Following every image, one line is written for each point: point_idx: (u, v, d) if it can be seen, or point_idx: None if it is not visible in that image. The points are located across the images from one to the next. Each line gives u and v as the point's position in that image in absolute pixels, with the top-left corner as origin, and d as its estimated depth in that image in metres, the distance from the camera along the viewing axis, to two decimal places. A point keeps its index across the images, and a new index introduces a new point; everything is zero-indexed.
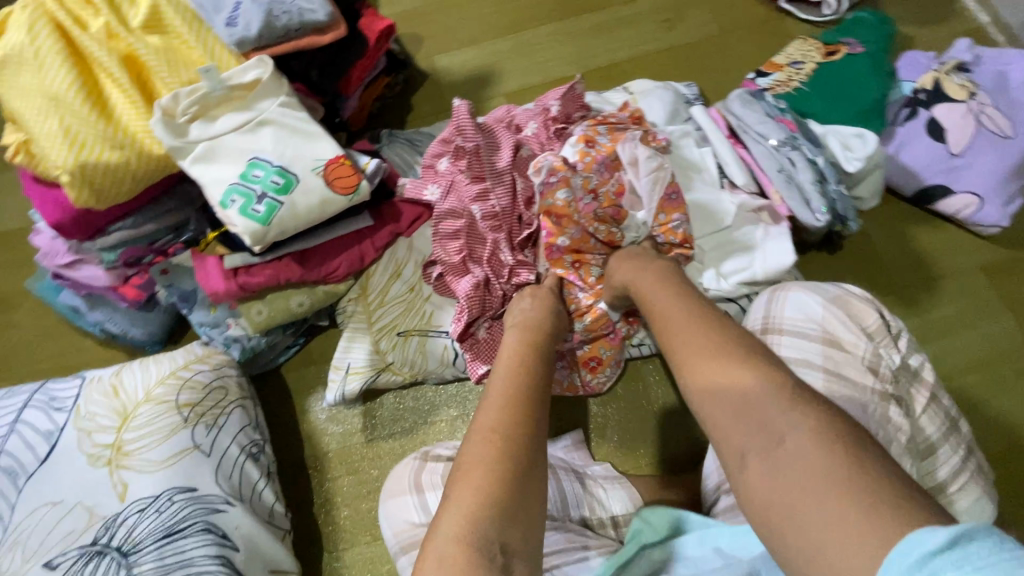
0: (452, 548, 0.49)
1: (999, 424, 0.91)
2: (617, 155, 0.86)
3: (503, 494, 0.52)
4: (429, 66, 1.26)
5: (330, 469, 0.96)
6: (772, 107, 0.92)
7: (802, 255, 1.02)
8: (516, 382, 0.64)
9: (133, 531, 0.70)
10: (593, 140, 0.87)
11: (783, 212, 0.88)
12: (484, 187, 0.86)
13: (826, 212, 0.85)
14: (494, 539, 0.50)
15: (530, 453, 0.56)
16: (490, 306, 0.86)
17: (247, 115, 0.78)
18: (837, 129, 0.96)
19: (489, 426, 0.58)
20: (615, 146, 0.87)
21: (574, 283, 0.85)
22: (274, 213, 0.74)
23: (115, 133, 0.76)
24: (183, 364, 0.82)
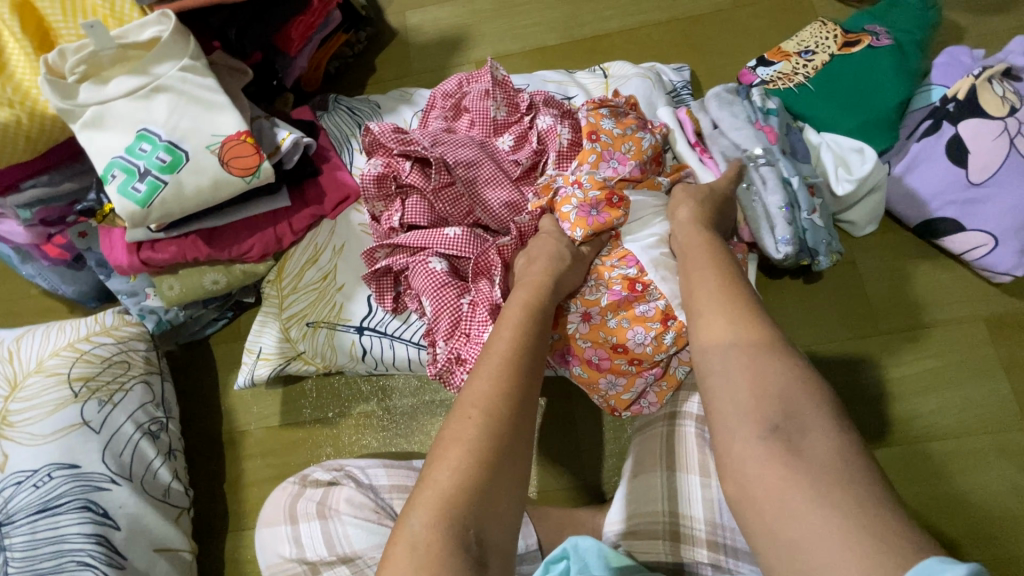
0: (426, 531, 0.46)
1: (964, 500, 0.80)
2: (630, 146, 0.74)
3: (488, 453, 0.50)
4: (398, 22, 1.13)
5: (245, 448, 0.95)
6: (754, 109, 0.80)
7: (771, 278, 0.90)
8: (515, 351, 0.58)
9: (10, 501, 0.73)
10: (596, 128, 0.74)
11: (743, 235, 0.78)
12: (448, 196, 0.78)
13: (789, 245, 0.74)
14: (472, 525, 0.47)
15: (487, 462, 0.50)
16: (463, 310, 0.72)
17: (142, 80, 0.71)
18: (837, 138, 0.82)
19: (485, 396, 0.54)
20: (626, 136, 0.75)
21: (601, 290, 0.71)
22: (157, 193, 0.69)
23: (6, 89, 0.71)
24: (85, 336, 0.82)
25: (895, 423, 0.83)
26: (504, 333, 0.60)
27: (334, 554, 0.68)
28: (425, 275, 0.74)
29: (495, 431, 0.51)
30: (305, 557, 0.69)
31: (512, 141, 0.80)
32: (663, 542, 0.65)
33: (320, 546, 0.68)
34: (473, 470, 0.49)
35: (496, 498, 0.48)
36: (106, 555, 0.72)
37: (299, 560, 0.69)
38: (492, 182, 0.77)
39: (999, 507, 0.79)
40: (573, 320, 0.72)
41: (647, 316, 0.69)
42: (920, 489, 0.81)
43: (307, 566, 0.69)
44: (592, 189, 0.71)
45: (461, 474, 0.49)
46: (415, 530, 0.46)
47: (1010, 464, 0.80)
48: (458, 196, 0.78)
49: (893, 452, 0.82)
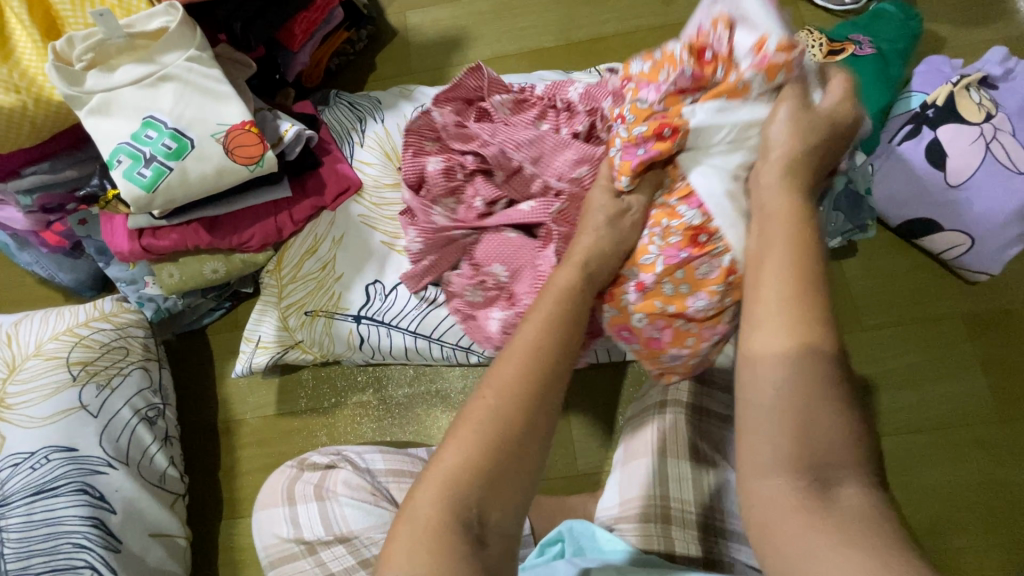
0: (428, 509, 0.44)
1: (940, 490, 0.83)
2: (670, 69, 0.60)
3: (504, 436, 0.47)
4: (399, 22, 1.16)
5: (241, 437, 0.95)
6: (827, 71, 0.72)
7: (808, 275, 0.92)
8: (547, 335, 0.52)
9: (6, 483, 0.73)
10: (626, 78, 0.65)
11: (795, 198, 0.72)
12: (517, 182, 0.75)
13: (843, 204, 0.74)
14: (473, 505, 0.45)
15: (501, 447, 0.46)
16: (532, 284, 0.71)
17: (148, 68, 0.72)
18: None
19: (507, 377, 0.49)
20: (665, 59, 0.61)
21: (654, 241, 0.62)
22: (162, 180, 0.71)
23: (13, 75, 0.72)
24: (83, 321, 0.83)
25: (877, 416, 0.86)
26: (542, 308, 0.55)
27: (331, 535, 0.69)
28: (498, 243, 0.74)
29: (510, 412, 0.47)
30: (302, 537, 0.70)
31: (539, 114, 0.76)
32: (653, 523, 0.67)
33: (317, 526, 0.70)
34: (485, 448, 0.46)
35: (512, 474, 0.46)
36: (102, 538, 0.73)
37: (296, 540, 0.70)
38: (557, 150, 0.71)
39: (973, 497, 0.82)
40: (627, 285, 0.63)
41: (706, 278, 0.59)
42: (900, 481, 0.83)
43: (304, 546, 0.70)
44: (637, 124, 0.60)
45: (470, 451, 0.46)
46: (422, 508, 0.44)
47: (984, 455, 0.83)
48: (529, 179, 0.74)
49: None
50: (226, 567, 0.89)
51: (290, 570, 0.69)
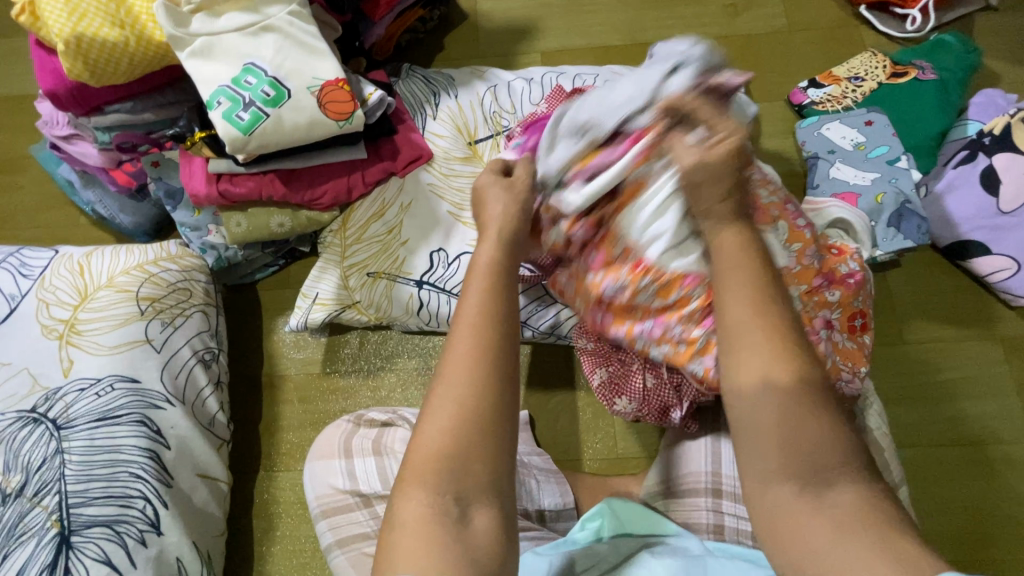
0: (416, 508, 0.43)
1: (970, 502, 0.85)
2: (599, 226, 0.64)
3: (469, 420, 0.45)
4: (470, 6, 1.18)
5: (284, 393, 0.96)
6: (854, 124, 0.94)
7: (887, 294, 0.94)
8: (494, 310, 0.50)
9: (69, 407, 0.74)
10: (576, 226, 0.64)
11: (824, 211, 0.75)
12: None
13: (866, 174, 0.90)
14: (451, 491, 0.44)
15: (479, 437, 0.45)
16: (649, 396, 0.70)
17: (252, 18, 0.74)
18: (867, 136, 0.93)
19: (463, 365, 0.47)
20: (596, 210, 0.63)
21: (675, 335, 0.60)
22: (258, 125, 0.73)
23: (119, 11, 0.74)
24: (152, 260, 0.84)
25: (912, 427, 0.88)
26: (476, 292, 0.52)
27: (387, 489, 0.71)
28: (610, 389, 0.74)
29: (472, 399, 0.46)
30: (358, 489, 0.72)
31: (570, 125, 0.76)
32: (703, 498, 0.69)
33: (373, 479, 0.72)
34: (448, 432, 0.45)
35: (484, 456, 0.45)
36: (157, 471, 0.74)
37: (352, 492, 0.72)
38: None
39: (1000, 511, 0.84)
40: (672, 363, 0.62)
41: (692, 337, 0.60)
42: (933, 492, 0.85)
43: (359, 498, 0.72)
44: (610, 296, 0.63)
45: (453, 437, 0.45)
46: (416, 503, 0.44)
47: (1014, 473, 0.86)
48: None
49: (904, 453, 0.87)
50: (261, 519, 0.90)
51: (344, 521, 0.71)
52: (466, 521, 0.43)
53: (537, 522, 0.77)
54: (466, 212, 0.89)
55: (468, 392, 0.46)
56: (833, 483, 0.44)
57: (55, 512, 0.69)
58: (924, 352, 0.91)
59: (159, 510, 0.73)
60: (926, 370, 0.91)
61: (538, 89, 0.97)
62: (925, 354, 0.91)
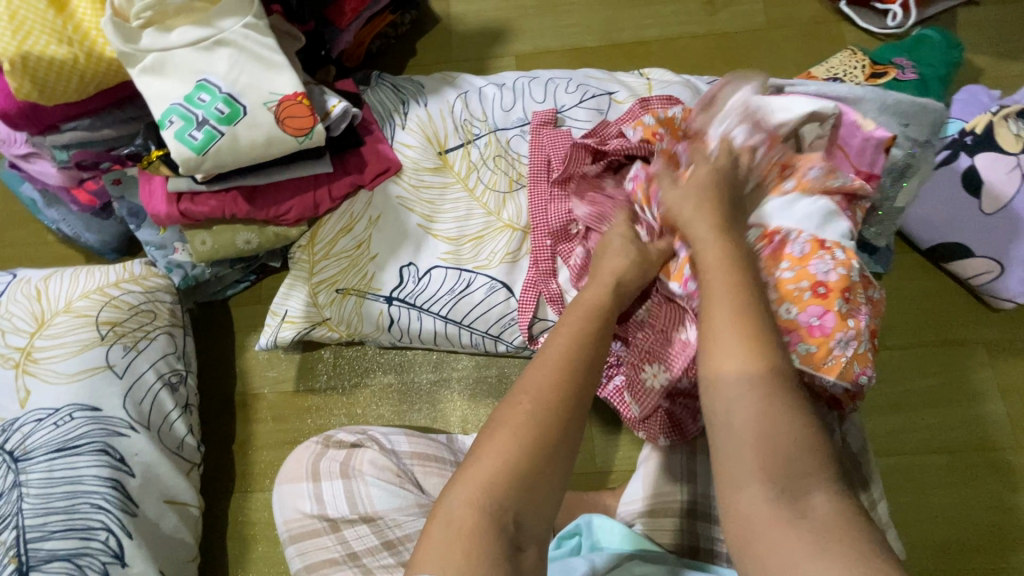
0: None
1: (953, 511, 0.83)
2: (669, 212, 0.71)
3: (538, 441, 0.45)
4: (442, 9, 1.15)
5: (258, 412, 0.94)
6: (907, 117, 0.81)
7: None
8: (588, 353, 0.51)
9: (27, 438, 0.72)
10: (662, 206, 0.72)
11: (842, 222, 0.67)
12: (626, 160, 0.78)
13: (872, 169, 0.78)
14: (504, 509, 0.43)
15: (548, 465, 0.45)
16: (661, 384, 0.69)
17: (205, 32, 0.72)
18: (897, 99, 0.77)
19: (538, 386, 0.48)
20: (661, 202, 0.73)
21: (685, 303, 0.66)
22: (213, 143, 0.71)
23: (66, 27, 0.71)
24: (113, 282, 0.82)
25: (895, 435, 0.87)
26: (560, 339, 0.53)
27: (356, 514, 0.69)
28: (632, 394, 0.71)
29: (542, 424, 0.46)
30: (326, 513, 0.70)
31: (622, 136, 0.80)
32: (680, 517, 0.69)
33: (342, 503, 0.70)
34: (518, 436, 0.45)
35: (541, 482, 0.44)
36: (120, 500, 0.72)
37: (320, 516, 0.70)
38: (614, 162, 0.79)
39: (984, 519, 0.83)
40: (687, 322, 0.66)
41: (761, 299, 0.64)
42: (915, 501, 0.84)
43: (328, 523, 0.70)
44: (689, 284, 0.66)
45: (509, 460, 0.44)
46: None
47: (998, 480, 0.84)
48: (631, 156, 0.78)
49: (886, 461, 0.86)
50: (235, 540, 0.88)
51: (312, 546, 0.69)
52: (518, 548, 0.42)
53: None
54: (437, 225, 0.87)
55: (544, 402, 0.47)
56: (790, 507, 0.42)
57: (14, 547, 0.67)
58: (904, 357, 0.90)
59: (123, 540, 0.71)
60: (909, 376, 0.89)
61: (509, 95, 0.94)
62: (907, 361, 0.89)
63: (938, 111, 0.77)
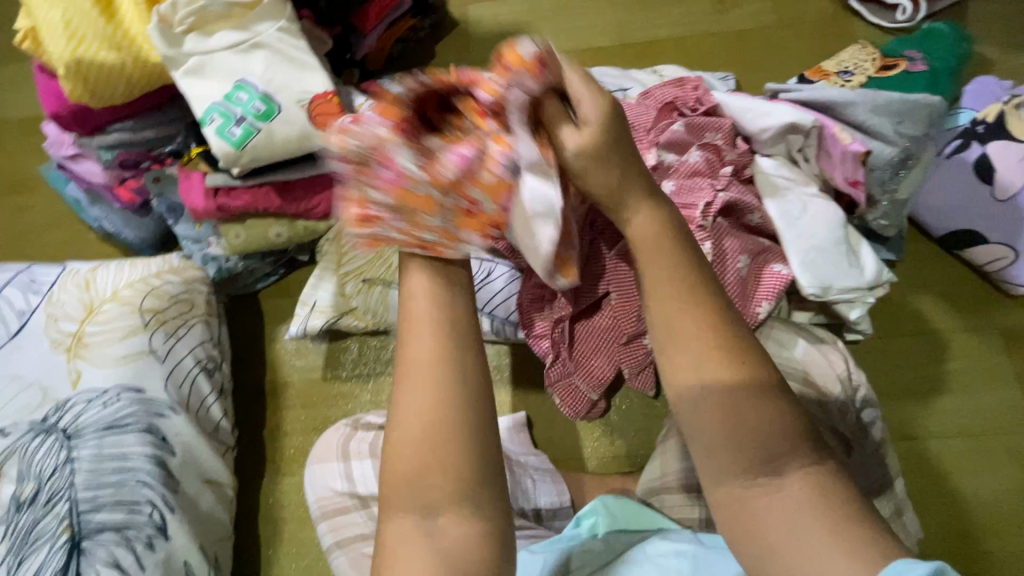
0: None
1: (970, 496, 0.84)
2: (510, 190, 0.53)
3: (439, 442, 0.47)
4: (461, 13, 1.20)
5: (287, 399, 0.98)
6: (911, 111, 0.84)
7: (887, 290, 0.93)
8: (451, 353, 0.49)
9: (79, 417, 0.77)
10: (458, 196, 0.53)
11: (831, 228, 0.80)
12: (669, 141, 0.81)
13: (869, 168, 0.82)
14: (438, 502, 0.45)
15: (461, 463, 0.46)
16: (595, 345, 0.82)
17: (243, 36, 0.77)
18: (889, 99, 0.79)
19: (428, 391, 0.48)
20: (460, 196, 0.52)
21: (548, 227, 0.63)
22: (250, 139, 0.75)
23: (114, 34, 0.76)
24: (155, 272, 0.87)
25: (910, 420, 0.88)
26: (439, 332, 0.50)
27: None
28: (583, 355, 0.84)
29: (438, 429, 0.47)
30: (356, 491, 0.74)
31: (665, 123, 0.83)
32: (695, 494, 0.71)
33: (371, 481, 0.73)
34: (417, 442, 0.47)
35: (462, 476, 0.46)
36: (163, 477, 0.76)
37: (350, 494, 0.74)
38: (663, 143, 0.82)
39: (1003, 504, 0.83)
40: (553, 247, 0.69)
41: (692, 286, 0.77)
42: (932, 485, 0.85)
43: (357, 500, 0.73)
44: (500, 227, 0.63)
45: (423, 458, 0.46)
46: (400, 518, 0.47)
47: (1017, 465, 0.84)
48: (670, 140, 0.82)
49: (901, 446, 0.87)
50: (267, 522, 0.92)
51: (342, 523, 0.73)
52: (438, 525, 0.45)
53: (534, 520, 0.79)
54: None
55: (427, 409, 0.47)
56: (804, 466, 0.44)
57: (67, 518, 0.72)
58: (919, 344, 0.91)
59: (166, 514, 0.75)
60: (924, 364, 0.90)
61: None
62: (922, 349, 0.90)
63: (938, 106, 0.79)
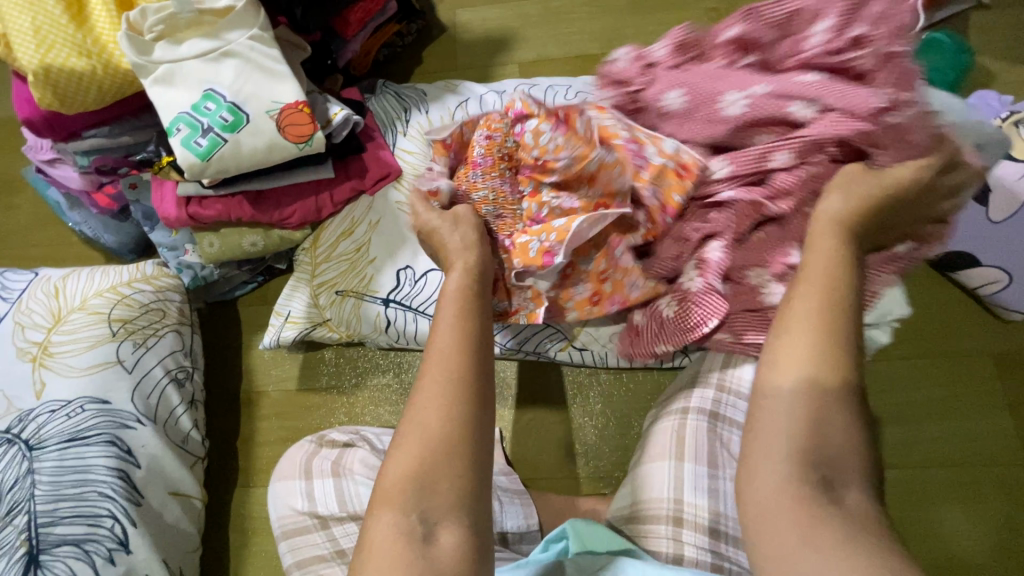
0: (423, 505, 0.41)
1: (954, 527, 0.81)
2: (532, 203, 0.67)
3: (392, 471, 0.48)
4: (449, 18, 1.18)
5: (262, 409, 0.97)
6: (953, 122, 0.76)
7: None
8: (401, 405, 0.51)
9: (42, 428, 0.76)
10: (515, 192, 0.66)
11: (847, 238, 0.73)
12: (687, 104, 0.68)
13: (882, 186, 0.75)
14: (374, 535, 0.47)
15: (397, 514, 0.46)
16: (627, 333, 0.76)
17: (213, 44, 0.75)
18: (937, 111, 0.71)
19: None
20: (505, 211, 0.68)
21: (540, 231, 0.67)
22: (217, 150, 0.74)
23: (85, 40, 0.76)
24: (126, 281, 0.86)
25: (896, 447, 0.85)
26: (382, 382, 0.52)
27: (345, 511, 0.71)
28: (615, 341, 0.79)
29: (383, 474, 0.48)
30: (316, 511, 0.72)
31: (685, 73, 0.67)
32: (664, 524, 0.67)
33: (331, 502, 0.71)
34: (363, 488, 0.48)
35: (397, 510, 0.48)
36: (126, 490, 0.75)
37: (310, 514, 0.72)
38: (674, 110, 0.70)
39: (989, 537, 0.80)
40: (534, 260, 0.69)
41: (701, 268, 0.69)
42: (916, 515, 0.82)
43: (317, 520, 0.72)
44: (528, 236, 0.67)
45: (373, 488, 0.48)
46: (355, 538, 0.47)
47: (1006, 497, 0.81)
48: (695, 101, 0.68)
49: (886, 474, 0.84)
50: (237, 533, 0.91)
51: (302, 542, 0.71)
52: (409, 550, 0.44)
53: (500, 545, 0.76)
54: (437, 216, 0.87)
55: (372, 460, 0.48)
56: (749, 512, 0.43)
57: (26, 531, 0.71)
58: (908, 369, 0.88)
59: (127, 528, 0.74)
60: (912, 388, 0.87)
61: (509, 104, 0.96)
62: (911, 374, 0.87)
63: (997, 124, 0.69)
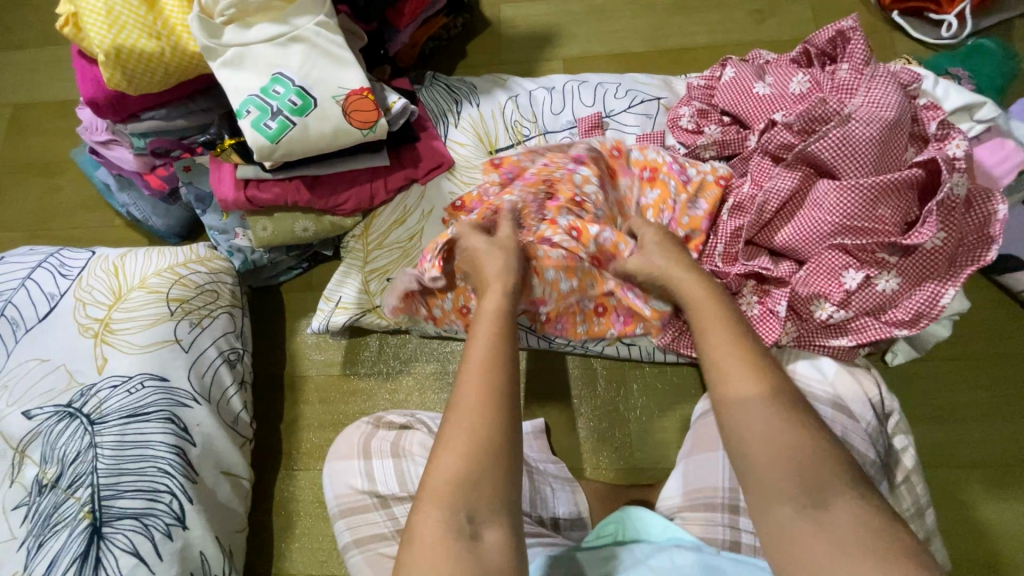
0: None
1: (997, 526, 0.82)
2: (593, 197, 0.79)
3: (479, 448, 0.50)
4: (493, 13, 1.19)
5: (305, 394, 0.98)
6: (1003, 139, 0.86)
7: None
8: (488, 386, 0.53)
9: (102, 403, 0.77)
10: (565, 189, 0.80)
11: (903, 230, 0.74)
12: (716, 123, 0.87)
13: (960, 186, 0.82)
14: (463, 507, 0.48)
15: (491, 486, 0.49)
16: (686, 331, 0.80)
17: (281, 29, 0.76)
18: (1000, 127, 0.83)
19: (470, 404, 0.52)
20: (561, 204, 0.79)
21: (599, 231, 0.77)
22: (285, 133, 0.75)
23: (155, 23, 0.77)
24: (182, 262, 0.87)
25: (940, 446, 0.86)
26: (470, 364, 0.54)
27: (404, 492, 0.72)
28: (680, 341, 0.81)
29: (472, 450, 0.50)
30: (376, 491, 0.73)
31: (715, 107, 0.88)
32: (720, 513, 0.69)
33: (391, 482, 0.72)
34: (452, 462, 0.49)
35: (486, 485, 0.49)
36: (184, 467, 0.76)
37: (370, 493, 0.73)
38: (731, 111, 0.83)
39: None
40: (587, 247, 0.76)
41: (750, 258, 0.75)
42: (960, 514, 0.83)
43: (377, 500, 0.73)
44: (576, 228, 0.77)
45: (464, 462, 0.50)
46: (451, 507, 0.49)
47: None
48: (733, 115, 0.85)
49: (930, 473, 0.85)
50: (281, 515, 0.92)
51: (361, 521, 0.72)
52: (477, 537, 0.47)
53: (551, 529, 0.77)
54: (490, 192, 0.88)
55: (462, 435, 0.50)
56: None
57: (88, 503, 0.72)
58: (951, 370, 0.88)
59: (185, 504, 0.75)
60: (956, 389, 0.88)
61: (559, 97, 0.97)
62: (954, 374, 0.88)
63: None
